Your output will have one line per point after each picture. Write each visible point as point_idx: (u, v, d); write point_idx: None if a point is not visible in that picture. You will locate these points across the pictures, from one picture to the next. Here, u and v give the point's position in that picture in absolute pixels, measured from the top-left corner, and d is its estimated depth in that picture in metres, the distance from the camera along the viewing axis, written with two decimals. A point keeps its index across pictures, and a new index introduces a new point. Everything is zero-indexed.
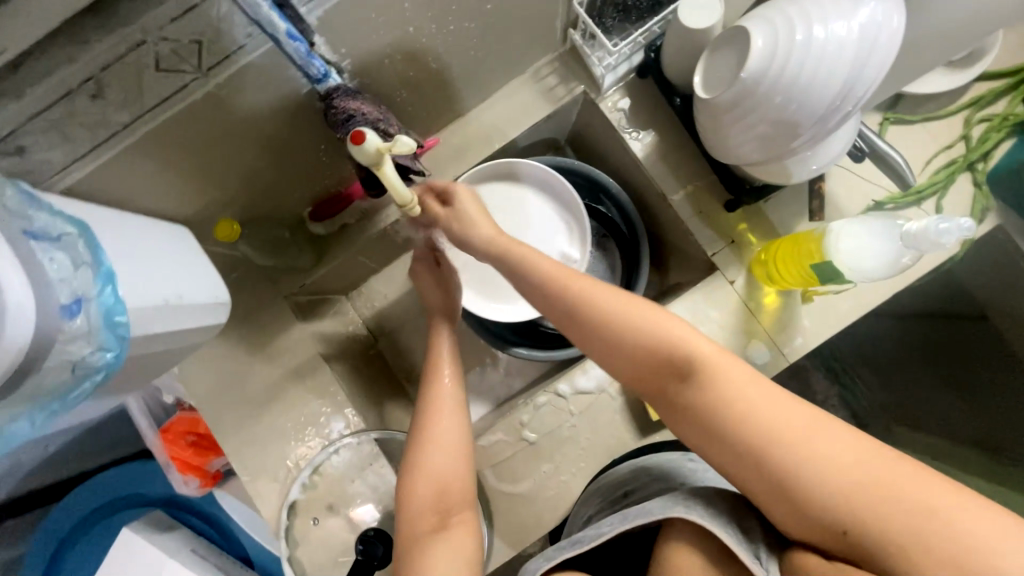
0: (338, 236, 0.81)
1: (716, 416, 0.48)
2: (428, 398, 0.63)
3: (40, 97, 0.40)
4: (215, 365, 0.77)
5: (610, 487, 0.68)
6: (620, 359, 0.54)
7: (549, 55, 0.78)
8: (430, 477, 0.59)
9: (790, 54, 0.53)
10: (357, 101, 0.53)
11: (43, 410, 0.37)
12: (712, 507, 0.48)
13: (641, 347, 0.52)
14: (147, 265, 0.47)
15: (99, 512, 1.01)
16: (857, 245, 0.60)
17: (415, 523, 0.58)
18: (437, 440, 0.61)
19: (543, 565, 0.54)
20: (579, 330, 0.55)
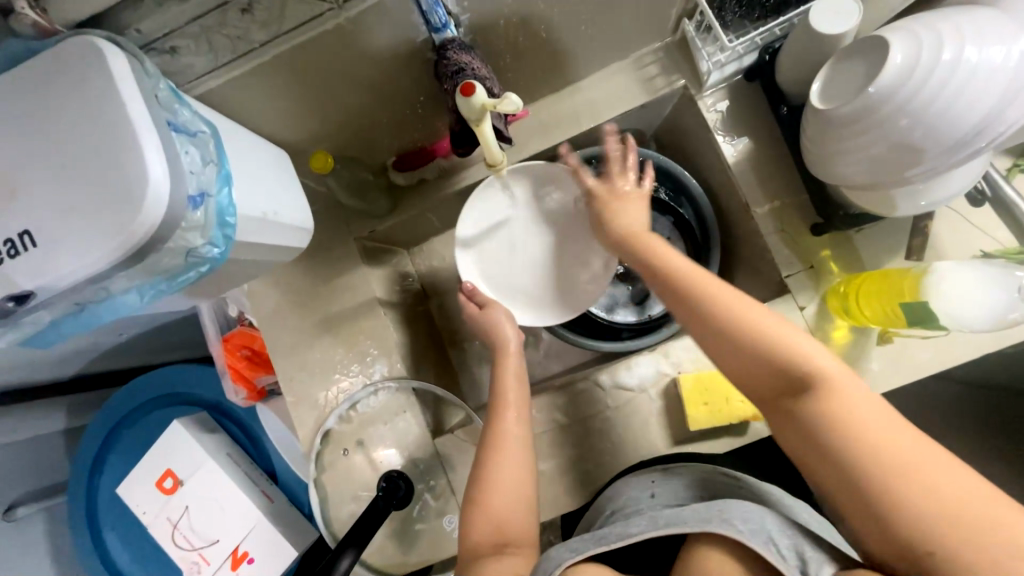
0: (416, 189, 0.84)
1: (827, 426, 0.45)
2: (495, 439, 0.64)
3: (198, 4, 0.42)
4: (283, 290, 0.82)
5: (639, 485, 0.67)
6: (728, 349, 0.51)
7: (656, 43, 0.76)
8: (488, 515, 0.60)
9: (937, 73, 0.48)
10: (469, 55, 0.55)
11: (151, 287, 0.41)
12: (750, 522, 0.49)
13: (756, 342, 0.50)
14: (252, 178, 0.50)
15: (154, 402, 1.11)
16: (960, 294, 0.57)
17: (470, 542, 0.59)
18: (500, 482, 0.62)
19: (568, 557, 0.54)
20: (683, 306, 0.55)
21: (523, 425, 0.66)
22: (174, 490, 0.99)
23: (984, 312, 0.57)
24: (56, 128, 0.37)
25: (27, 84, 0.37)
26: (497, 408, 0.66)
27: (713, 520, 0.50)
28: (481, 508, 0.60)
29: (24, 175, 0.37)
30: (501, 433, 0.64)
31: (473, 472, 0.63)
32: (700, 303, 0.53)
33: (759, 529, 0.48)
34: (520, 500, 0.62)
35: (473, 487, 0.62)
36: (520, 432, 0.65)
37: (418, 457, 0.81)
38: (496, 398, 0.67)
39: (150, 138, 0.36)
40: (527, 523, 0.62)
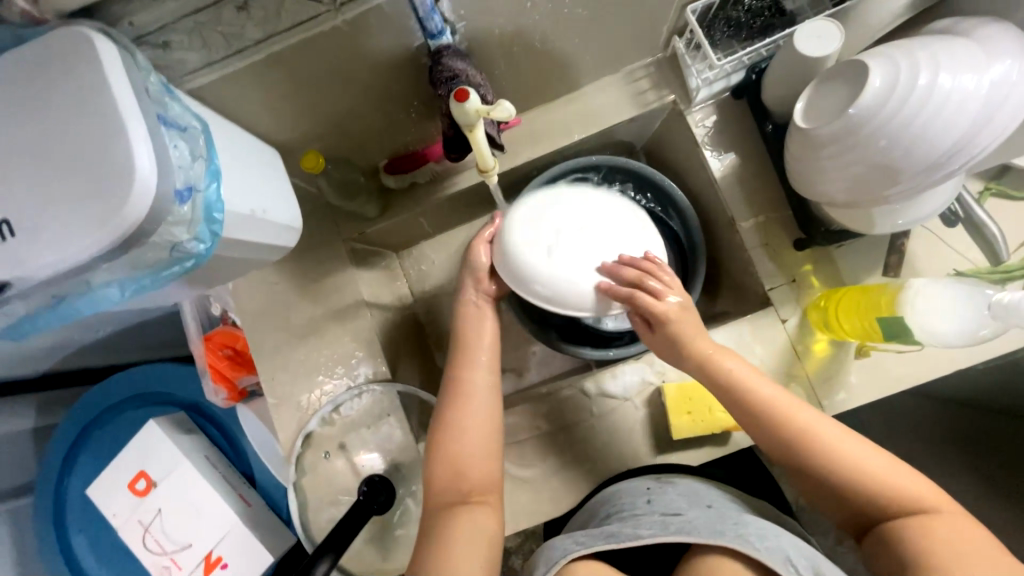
0: (407, 192, 0.84)
1: (915, 553, 0.51)
2: (457, 389, 0.66)
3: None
4: (268, 289, 0.82)
5: (630, 491, 0.68)
6: (824, 481, 0.57)
7: (647, 58, 0.78)
8: (455, 459, 0.62)
9: (914, 98, 0.50)
10: (463, 62, 0.55)
11: (134, 281, 0.41)
12: (768, 542, 0.55)
13: (849, 475, 0.55)
14: (241, 175, 0.50)
15: (130, 401, 1.08)
16: (933, 307, 0.59)
17: (437, 499, 0.62)
18: (463, 433, 0.63)
19: (574, 549, 0.60)
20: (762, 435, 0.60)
21: (490, 378, 0.67)
22: (147, 492, 0.96)
23: (956, 324, 0.58)
24: (42, 116, 0.36)
25: (13, 72, 0.37)
26: (464, 359, 0.68)
27: (730, 537, 0.56)
28: (445, 457, 0.63)
29: (5, 163, 0.36)
30: (466, 384, 0.66)
31: (442, 419, 0.64)
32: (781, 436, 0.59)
33: (775, 548, 0.55)
34: (484, 450, 0.63)
35: (441, 435, 0.64)
36: (487, 386, 0.66)
37: (400, 463, 0.80)
38: (463, 348, 0.69)
39: (139, 131, 0.36)
40: (493, 472, 0.64)
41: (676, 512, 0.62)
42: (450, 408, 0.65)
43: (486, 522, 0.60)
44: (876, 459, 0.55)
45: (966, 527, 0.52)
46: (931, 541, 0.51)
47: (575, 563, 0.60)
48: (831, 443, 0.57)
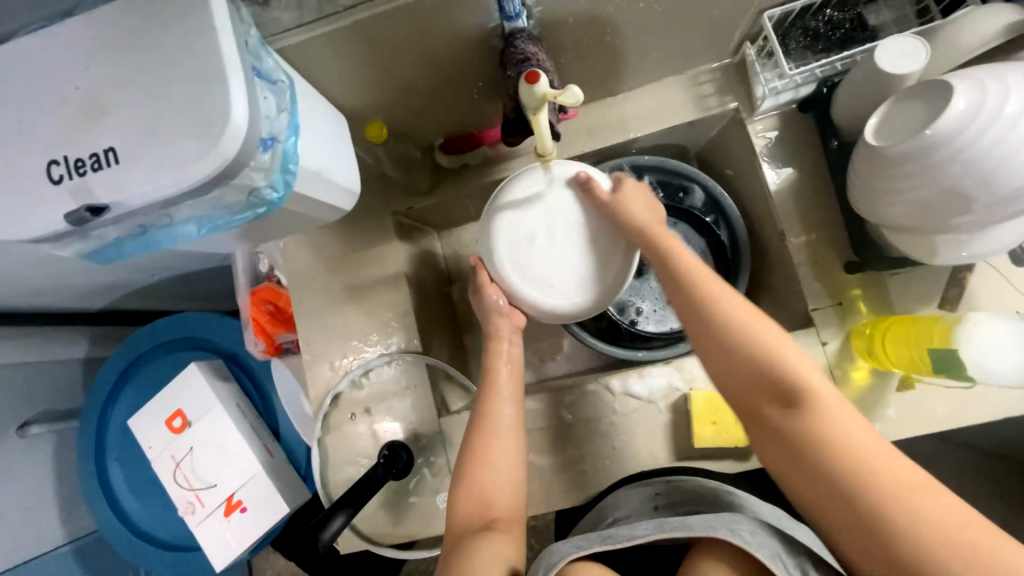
0: (458, 173, 0.86)
1: (810, 439, 0.49)
2: (486, 420, 0.67)
3: None
4: (317, 252, 0.85)
5: (643, 496, 0.70)
6: (727, 362, 0.54)
7: (714, 62, 0.77)
8: (479, 486, 0.63)
9: (998, 122, 0.49)
10: (534, 45, 0.56)
11: (211, 221, 0.44)
12: (759, 538, 0.53)
13: (747, 351, 0.53)
14: (314, 134, 0.53)
15: (174, 343, 1.14)
16: (994, 346, 0.56)
17: (460, 521, 0.62)
18: (488, 464, 0.64)
19: (571, 552, 0.59)
20: (694, 325, 0.57)
21: (514, 410, 0.69)
22: (182, 430, 1.02)
23: (1010, 362, 0.56)
24: (153, 57, 0.39)
25: (134, 14, 0.40)
26: (489, 392, 0.69)
27: (723, 527, 0.54)
28: (469, 485, 0.63)
29: (117, 97, 0.39)
30: (491, 414, 0.67)
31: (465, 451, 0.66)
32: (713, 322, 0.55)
33: (768, 544, 0.52)
34: (507, 479, 0.65)
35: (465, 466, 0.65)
36: (510, 419, 0.68)
37: (421, 433, 0.82)
38: (489, 383, 0.70)
39: (237, 78, 0.38)
40: (513, 504, 0.64)
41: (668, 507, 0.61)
42: (477, 440, 0.66)
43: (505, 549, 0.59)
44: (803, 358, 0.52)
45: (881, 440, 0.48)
46: (825, 423, 0.48)
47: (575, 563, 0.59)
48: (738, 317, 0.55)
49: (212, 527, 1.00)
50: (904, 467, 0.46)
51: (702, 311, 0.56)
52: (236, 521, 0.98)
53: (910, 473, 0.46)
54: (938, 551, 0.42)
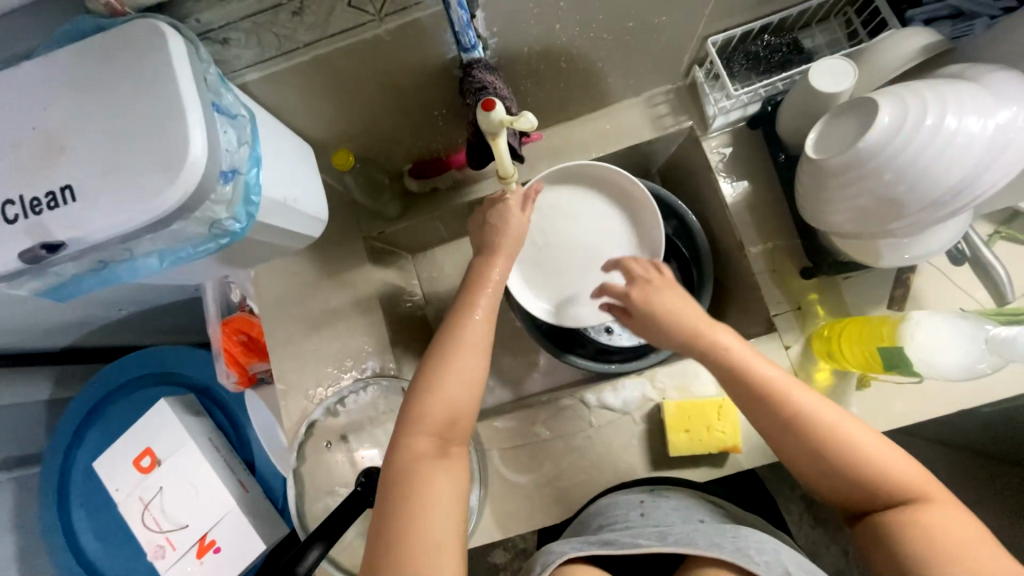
0: (428, 197, 0.88)
1: (906, 541, 0.51)
2: (454, 334, 0.63)
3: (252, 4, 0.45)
4: (289, 279, 0.86)
5: (627, 503, 0.68)
6: (815, 459, 0.55)
7: (668, 85, 0.82)
8: (442, 402, 0.60)
9: (920, 136, 0.53)
10: (492, 76, 0.58)
11: (174, 253, 0.45)
12: (766, 557, 0.57)
13: (831, 452, 0.54)
14: (279, 164, 0.54)
15: (142, 379, 1.11)
16: (934, 340, 0.60)
17: (413, 446, 0.58)
18: (453, 378, 0.61)
19: (569, 552, 0.62)
20: (776, 429, 0.57)
21: (489, 329, 0.65)
22: (151, 469, 0.99)
23: (956, 356, 0.59)
24: (108, 96, 0.40)
25: (92, 57, 0.41)
26: (463, 301, 0.67)
27: (731, 551, 0.57)
28: (433, 395, 0.60)
29: (72, 135, 0.40)
30: (463, 329, 0.64)
31: (427, 362, 0.62)
32: (793, 424, 0.56)
33: (773, 562, 0.57)
34: (473, 395, 0.61)
35: (423, 378, 0.61)
36: (482, 330, 0.64)
37: None
38: (467, 295, 0.67)
39: (195, 114, 0.39)
40: (470, 424, 0.62)
41: (674, 524, 0.63)
42: (448, 350, 0.62)
43: (455, 474, 0.58)
44: (886, 452, 0.54)
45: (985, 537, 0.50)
46: (927, 532, 0.50)
47: (570, 565, 0.62)
48: (826, 430, 0.55)
49: (183, 570, 0.96)
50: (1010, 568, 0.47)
51: (785, 427, 0.56)
52: (209, 561, 0.95)
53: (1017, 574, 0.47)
54: None
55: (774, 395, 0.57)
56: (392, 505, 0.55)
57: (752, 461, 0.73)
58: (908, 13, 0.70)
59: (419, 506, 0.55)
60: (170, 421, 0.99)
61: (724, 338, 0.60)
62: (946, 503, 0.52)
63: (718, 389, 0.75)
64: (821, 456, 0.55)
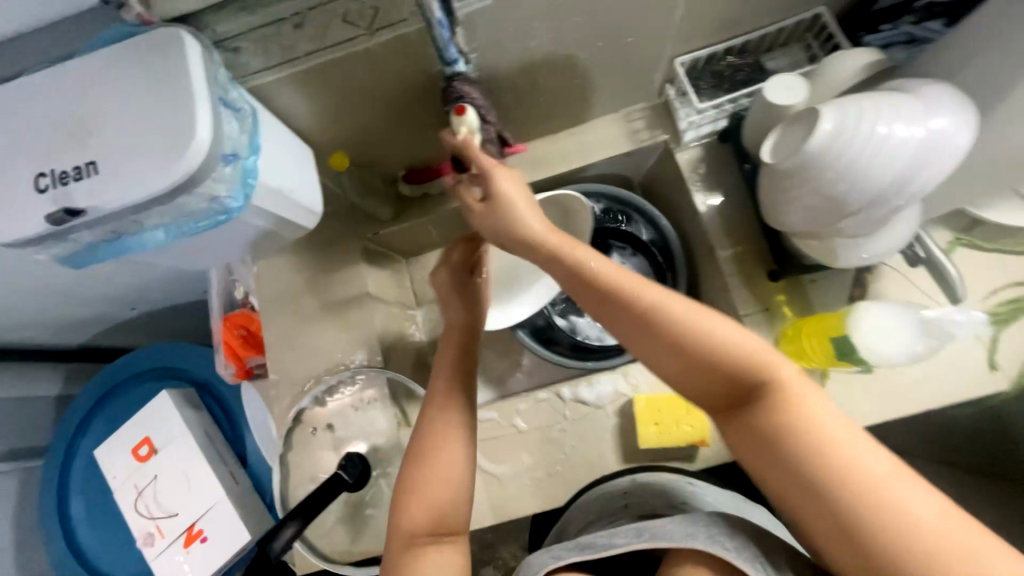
0: (419, 201, 0.94)
1: (774, 438, 0.49)
2: (426, 427, 0.67)
3: None
4: (289, 275, 0.92)
5: (609, 499, 0.74)
6: (681, 360, 0.53)
7: (644, 103, 0.88)
8: (426, 502, 0.62)
9: (857, 140, 0.57)
10: (471, 89, 0.64)
11: (176, 227, 0.51)
12: (736, 542, 0.56)
13: (697, 352, 0.52)
14: (277, 158, 0.60)
15: (147, 374, 1.16)
16: (888, 325, 0.63)
17: (410, 544, 0.62)
18: (431, 475, 0.63)
19: (550, 563, 0.63)
20: (642, 331, 0.54)
21: (462, 412, 0.68)
22: (149, 458, 1.03)
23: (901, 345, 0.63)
24: (130, 89, 0.47)
25: (117, 58, 0.48)
26: (431, 389, 0.70)
27: (703, 540, 0.57)
28: (416, 498, 0.63)
29: (97, 121, 0.47)
30: (437, 412, 0.67)
31: (408, 465, 0.65)
32: (654, 321, 0.53)
33: (744, 546, 0.56)
34: (459, 481, 0.64)
35: (405, 482, 0.64)
36: (454, 419, 0.67)
37: (381, 448, 0.85)
38: (436, 379, 0.70)
39: (202, 104, 0.46)
40: (463, 508, 0.64)
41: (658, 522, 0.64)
42: (425, 453, 0.65)
43: (454, 559, 0.62)
44: (750, 344, 0.52)
45: (855, 427, 0.48)
46: (791, 427, 0.48)
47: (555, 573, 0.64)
48: (681, 320, 0.53)
49: (171, 558, 0.99)
50: (879, 456, 0.46)
51: (645, 325, 0.53)
52: (196, 550, 0.97)
53: (885, 462, 0.46)
54: (918, 549, 0.43)
55: (632, 294, 0.54)
56: None
57: (719, 455, 0.75)
58: (866, 38, 0.78)
59: None
60: (170, 411, 1.04)
61: (541, 228, 0.58)
62: (810, 388, 0.50)
63: None
64: (687, 356, 0.52)
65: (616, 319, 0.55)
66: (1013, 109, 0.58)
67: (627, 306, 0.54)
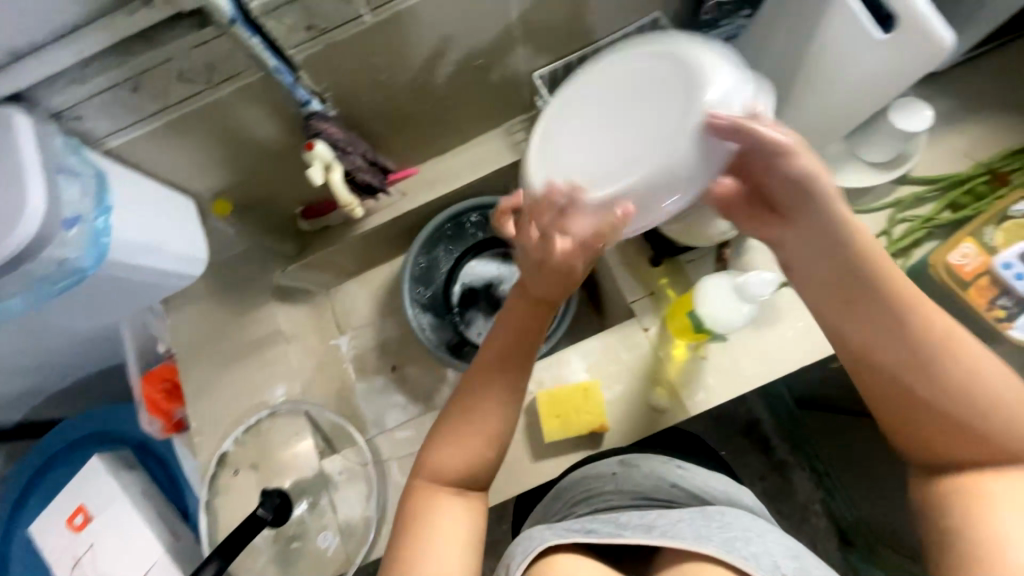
0: (322, 234, 0.97)
1: (968, 487, 0.51)
2: (475, 377, 0.64)
3: (93, 87, 0.55)
4: (199, 322, 0.92)
5: (599, 475, 0.76)
6: (943, 389, 0.51)
7: (521, 115, 0.93)
8: (462, 453, 0.62)
9: None
10: (328, 124, 0.67)
11: (33, 292, 0.53)
12: (758, 551, 0.57)
13: (938, 380, 0.51)
14: (147, 215, 0.63)
15: (79, 442, 1.14)
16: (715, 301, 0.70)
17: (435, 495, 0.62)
18: (469, 434, 0.62)
19: (550, 538, 0.62)
20: (924, 348, 0.52)
21: (515, 374, 0.63)
22: (83, 527, 1.01)
23: (743, 307, 0.69)
24: None
25: None
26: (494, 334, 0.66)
27: (718, 543, 0.58)
28: (452, 450, 0.62)
29: None
30: (493, 362, 0.64)
31: (456, 410, 0.64)
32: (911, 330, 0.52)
33: (762, 553, 0.57)
34: (495, 435, 0.63)
35: (452, 424, 0.63)
36: (502, 388, 0.63)
37: (306, 480, 0.85)
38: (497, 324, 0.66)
39: (35, 176, 0.50)
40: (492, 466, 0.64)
41: (659, 516, 0.65)
42: (477, 392, 0.63)
43: (469, 527, 0.60)
44: (1001, 400, 0.51)
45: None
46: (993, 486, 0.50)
47: (554, 553, 0.61)
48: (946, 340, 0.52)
49: None
50: None
51: (881, 313, 0.53)
52: None
53: None
54: None
55: (920, 312, 0.52)
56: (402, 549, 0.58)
57: (621, 437, 0.79)
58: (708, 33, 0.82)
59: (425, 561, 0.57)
60: (99, 477, 1.02)
61: (821, 217, 0.53)
62: None
63: (590, 373, 0.81)
64: (922, 366, 0.52)
65: (839, 298, 0.55)
66: (808, 85, 0.64)
67: (867, 294, 0.53)
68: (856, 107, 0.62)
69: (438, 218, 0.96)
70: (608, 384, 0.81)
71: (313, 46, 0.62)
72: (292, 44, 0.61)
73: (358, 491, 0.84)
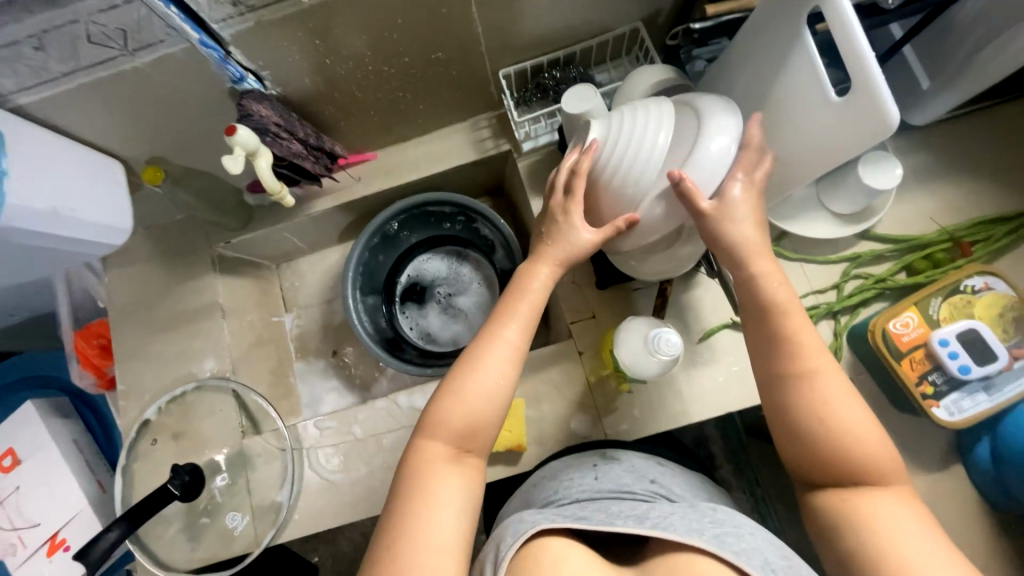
0: (268, 210, 0.92)
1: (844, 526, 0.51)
2: (485, 335, 0.59)
3: None
4: (133, 285, 0.90)
5: (581, 462, 0.70)
6: (816, 416, 0.54)
7: (489, 112, 0.88)
8: (465, 411, 0.56)
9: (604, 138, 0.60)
10: (261, 106, 0.65)
11: None
12: (753, 556, 0.52)
13: (805, 404, 0.54)
14: (53, 180, 0.60)
15: (21, 383, 1.14)
16: (631, 343, 0.71)
17: (426, 454, 0.56)
18: (478, 388, 0.57)
19: (543, 522, 0.55)
20: (800, 376, 0.55)
21: (523, 336, 0.59)
22: (11, 469, 0.99)
23: (649, 359, 0.69)
24: None
25: None
26: (509, 295, 0.61)
27: (709, 537, 0.53)
28: (457, 404, 0.56)
29: None
30: (504, 317, 0.59)
31: (459, 366, 0.58)
32: (785, 339, 0.55)
33: (754, 552, 0.52)
34: (499, 394, 0.57)
35: (450, 382, 0.58)
36: (514, 342, 0.59)
37: (225, 456, 0.85)
38: (516, 281, 0.62)
39: None
40: (492, 433, 0.58)
41: (650, 508, 0.59)
42: (480, 346, 0.58)
43: (468, 486, 0.56)
44: (853, 412, 0.53)
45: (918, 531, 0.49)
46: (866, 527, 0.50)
47: (543, 540, 0.55)
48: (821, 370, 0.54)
49: (34, 569, 0.97)
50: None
51: (792, 343, 0.55)
52: (58, 559, 0.96)
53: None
54: None
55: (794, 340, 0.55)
56: (393, 513, 0.53)
57: (537, 458, 0.78)
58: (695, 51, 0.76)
59: (409, 522, 0.52)
60: (29, 422, 1.01)
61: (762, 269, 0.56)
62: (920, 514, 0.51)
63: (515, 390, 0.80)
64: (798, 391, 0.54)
65: (757, 326, 0.57)
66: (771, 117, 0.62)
67: (772, 330, 0.56)
68: (802, 161, 0.60)
69: (392, 209, 0.89)
70: (533, 403, 0.80)
71: (243, 22, 0.58)
72: (217, 18, 0.57)
73: (274, 475, 0.83)
